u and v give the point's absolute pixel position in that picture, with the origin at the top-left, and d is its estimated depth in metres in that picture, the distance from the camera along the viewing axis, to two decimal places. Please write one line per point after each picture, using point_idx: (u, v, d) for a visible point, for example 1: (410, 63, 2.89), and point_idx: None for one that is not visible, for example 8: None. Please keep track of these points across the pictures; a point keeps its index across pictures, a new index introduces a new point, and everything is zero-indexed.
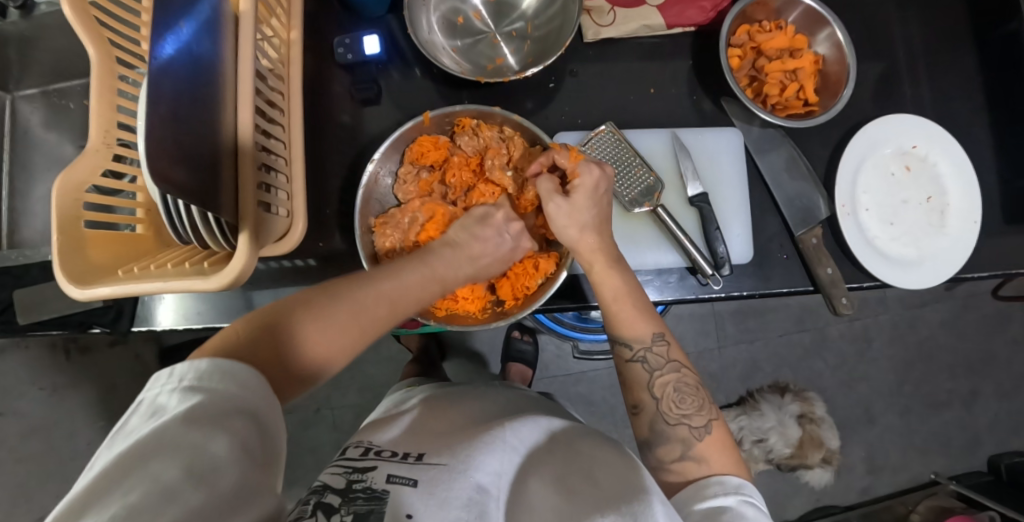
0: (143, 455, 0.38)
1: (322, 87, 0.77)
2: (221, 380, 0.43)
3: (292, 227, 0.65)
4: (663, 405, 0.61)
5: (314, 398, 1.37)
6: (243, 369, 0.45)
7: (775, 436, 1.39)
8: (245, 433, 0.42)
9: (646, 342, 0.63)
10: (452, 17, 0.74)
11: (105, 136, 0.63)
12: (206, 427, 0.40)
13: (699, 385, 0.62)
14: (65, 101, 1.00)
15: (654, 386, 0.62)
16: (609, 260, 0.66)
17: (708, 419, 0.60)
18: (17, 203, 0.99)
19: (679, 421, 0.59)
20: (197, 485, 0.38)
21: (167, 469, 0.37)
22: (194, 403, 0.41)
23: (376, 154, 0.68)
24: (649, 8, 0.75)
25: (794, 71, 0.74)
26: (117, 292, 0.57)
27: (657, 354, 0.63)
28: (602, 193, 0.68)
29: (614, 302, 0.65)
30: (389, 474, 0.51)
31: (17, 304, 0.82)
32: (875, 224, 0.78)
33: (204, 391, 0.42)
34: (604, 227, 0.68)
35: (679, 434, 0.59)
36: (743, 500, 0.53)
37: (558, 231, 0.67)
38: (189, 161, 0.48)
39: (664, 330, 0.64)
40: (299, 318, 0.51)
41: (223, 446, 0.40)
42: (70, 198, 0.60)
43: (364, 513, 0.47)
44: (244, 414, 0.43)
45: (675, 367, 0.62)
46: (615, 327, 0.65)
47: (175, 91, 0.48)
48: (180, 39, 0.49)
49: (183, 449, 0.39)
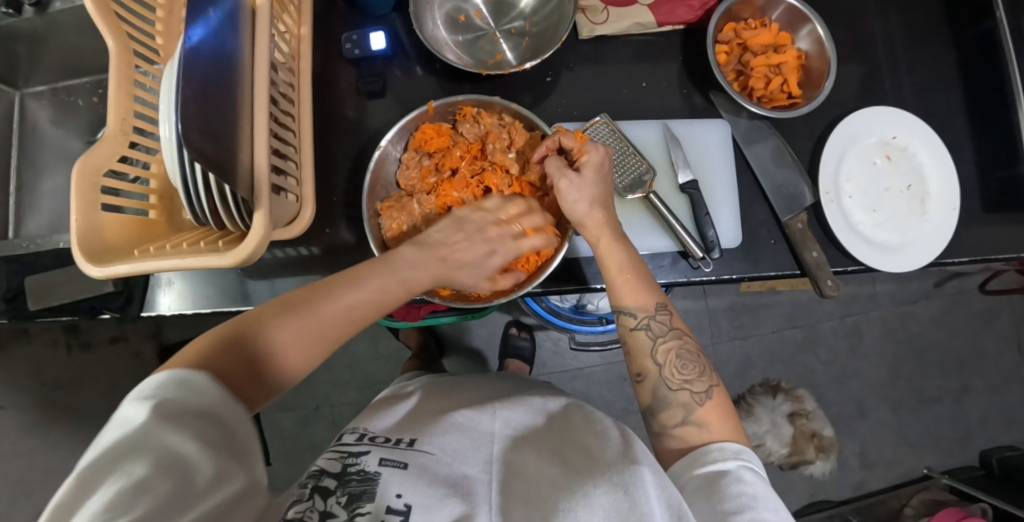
0: (119, 455, 0.41)
1: (329, 82, 0.80)
2: (177, 389, 0.46)
3: (302, 211, 0.70)
4: (666, 371, 0.64)
5: (314, 396, 1.39)
6: (206, 376, 0.48)
7: (771, 439, 1.42)
8: (206, 429, 0.45)
9: (651, 310, 0.66)
10: (455, 15, 0.78)
11: (122, 124, 0.66)
12: (169, 427, 0.43)
13: (698, 352, 0.65)
14: (72, 98, 1.04)
15: (658, 353, 0.65)
16: (610, 234, 0.69)
17: (708, 385, 0.63)
18: (25, 197, 1.02)
19: (680, 387, 0.63)
20: (164, 477, 0.41)
21: (134, 466, 0.40)
22: (153, 408, 0.44)
23: (384, 140, 0.72)
24: (640, 7, 0.79)
25: (778, 66, 0.79)
26: (133, 270, 0.60)
27: (660, 323, 0.66)
28: (606, 169, 0.71)
29: (620, 271, 0.68)
30: (380, 458, 0.54)
31: (29, 290, 0.83)
32: (858, 211, 0.81)
33: (161, 398, 0.45)
34: (609, 203, 0.71)
35: (680, 400, 0.62)
36: (742, 464, 0.56)
37: (568, 207, 0.69)
38: (211, 134, 0.52)
39: (666, 302, 0.67)
40: (342, 289, 0.59)
41: (187, 441, 0.43)
42: (89, 182, 0.63)
43: (357, 495, 0.50)
44: (209, 417, 0.46)
45: (677, 334, 0.65)
46: (617, 298, 0.68)
47: (203, 71, 0.52)
48: (209, 26, 0.53)
49: (149, 450, 0.42)
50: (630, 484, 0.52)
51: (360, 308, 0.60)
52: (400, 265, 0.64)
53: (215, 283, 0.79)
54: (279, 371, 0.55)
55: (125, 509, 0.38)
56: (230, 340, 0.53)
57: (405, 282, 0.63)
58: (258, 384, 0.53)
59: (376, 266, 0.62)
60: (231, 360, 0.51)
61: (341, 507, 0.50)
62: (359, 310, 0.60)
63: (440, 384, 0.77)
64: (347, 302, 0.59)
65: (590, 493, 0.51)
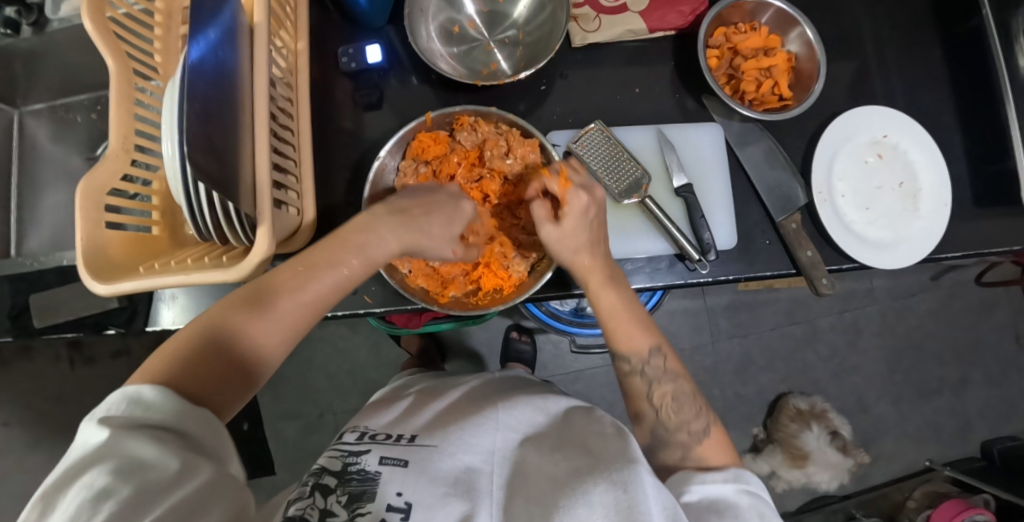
0: (76, 474, 0.42)
1: (326, 94, 0.81)
2: (129, 405, 0.46)
3: (303, 223, 0.72)
4: (663, 413, 0.66)
5: (317, 404, 1.40)
6: (157, 390, 0.48)
7: (812, 467, 1.44)
8: (160, 435, 0.45)
9: (644, 356, 0.68)
10: (449, 26, 0.80)
11: (124, 142, 0.67)
12: (122, 436, 0.44)
13: (695, 394, 0.67)
14: (71, 114, 1.06)
15: (654, 396, 0.67)
16: (604, 279, 0.71)
17: (706, 424, 0.65)
18: (26, 214, 1.03)
19: (679, 428, 0.64)
20: (127, 482, 0.42)
21: (94, 478, 0.42)
22: (105, 421, 0.45)
23: (383, 151, 0.72)
24: (631, 14, 0.80)
25: (769, 69, 0.80)
26: (140, 287, 0.61)
27: (655, 366, 0.68)
28: (591, 216, 0.71)
29: (613, 317, 0.70)
30: (381, 456, 0.57)
31: (34, 309, 0.83)
32: (851, 209, 0.82)
33: (113, 414, 0.46)
34: (597, 245, 0.71)
35: (678, 440, 0.64)
36: (741, 488, 0.57)
37: (554, 255, 0.71)
38: (215, 154, 0.53)
39: (661, 344, 0.69)
40: (297, 274, 0.59)
41: (141, 448, 0.44)
42: (93, 199, 0.64)
43: (358, 494, 0.53)
44: (164, 425, 0.46)
45: (672, 378, 0.67)
46: (614, 342, 0.70)
47: (205, 91, 0.53)
48: (210, 48, 0.55)
49: (109, 461, 0.43)
50: (628, 481, 0.53)
51: (315, 300, 0.59)
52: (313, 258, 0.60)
53: (215, 295, 0.80)
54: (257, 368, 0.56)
55: (87, 518, 0.40)
56: (182, 353, 0.52)
57: (372, 260, 0.63)
58: (234, 385, 0.54)
59: (337, 241, 0.62)
60: (189, 370, 0.51)
61: (341, 506, 0.52)
62: (345, 280, 0.61)
63: (439, 385, 0.79)
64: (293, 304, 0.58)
65: (589, 490, 0.53)
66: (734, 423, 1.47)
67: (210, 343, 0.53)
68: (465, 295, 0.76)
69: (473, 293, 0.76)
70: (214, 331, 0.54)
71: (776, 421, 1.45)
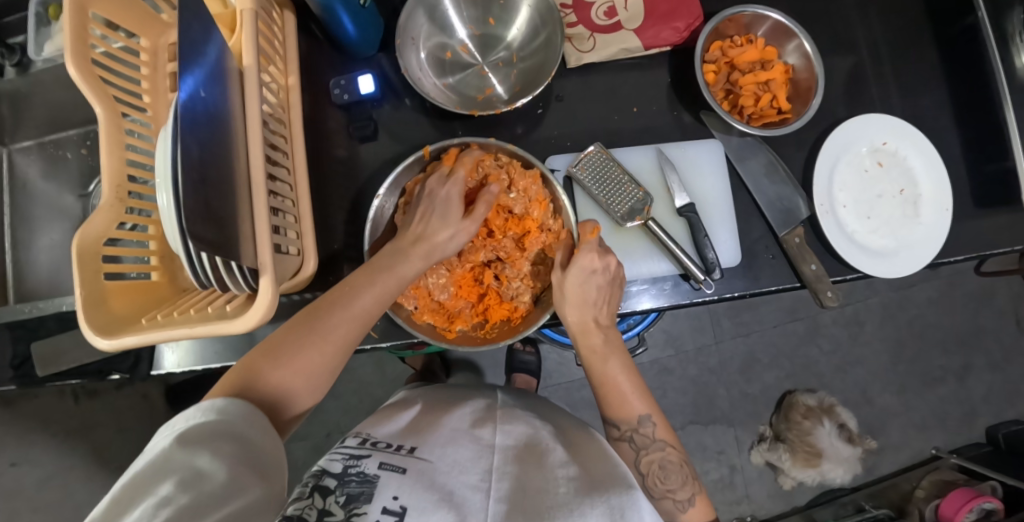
0: (143, 480, 0.47)
1: (320, 126, 0.80)
2: (204, 415, 0.53)
3: (304, 264, 0.73)
4: (649, 480, 0.69)
5: (324, 423, 1.39)
6: (227, 401, 0.55)
7: (829, 462, 1.43)
8: (227, 449, 0.50)
9: (633, 424, 0.70)
10: (441, 52, 0.79)
11: (117, 191, 0.66)
12: (192, 449, 0.49)
13: (683, 462, 0.69)
14: (61, 150, 1.02)
15: (641, 464, 0.70)
16: (602, 344, 0.74)
17: (691, 493, 0.68)
18: (20, 255, 1.02)
19: (664, 495, 0.68)
20: (187, 489, 0.46)
21: (161, 485, 0.46)
22: (178, 432, 0.51)
23: (381, 190, 0.73)
24: (626, 32, 0.79)
25: (766, 82, 0.78)
26: (144, 341, 0.60)
27: (644, 435, 0.70)
28: (589, 298, 0.72)
29: (604, 385, 0.73)
30: (380, 462, 0.56)
31: (38, 356, 0.82)
32: (853, 219, 0.82)
33: (185, 426, 0.51)
34: (603, 306, 0.74)
35: (664, 507, 0.68)
36: None
37: (562, 313, 0.73)
38: (210, 213, 0.53)
39: (652, 413, 0.71)
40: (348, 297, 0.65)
41: (209, 460, 0.49)
42: (90, 254, 0.62)
43: (356, 495, 0.51)
44: (231, 437, 0.52)
45: (660, 447, 0.70)
46: (606, 409, 0.73)
47: (198, 147, 0.52)
48: (201, 100, 0.54)
49: (174, 472, 0.47)
50: (625, 508, 0.55)
51: (361, 313, 0.65)
52: (359, 283, 0.66)
53: (219, 337, 0.79)
54: (309, 381, 0.62)
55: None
56: (243, 371, 0.59)
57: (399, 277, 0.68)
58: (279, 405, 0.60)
59: (373, 270, 0.67)
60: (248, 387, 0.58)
61: (339, 506, 0.51)
62: (380, 298, 0.66)
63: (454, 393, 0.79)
64: (339, 323, 0.64)
65: (587, 514, 0.54)
66: (740, 422, 1.48)
67: (269, 361, 0.60)
68: (472, 328, 0.76)
69: (480, 325, 0.76)
70: (268, 352, 0.60)
71: (786, 417, 1.45)
